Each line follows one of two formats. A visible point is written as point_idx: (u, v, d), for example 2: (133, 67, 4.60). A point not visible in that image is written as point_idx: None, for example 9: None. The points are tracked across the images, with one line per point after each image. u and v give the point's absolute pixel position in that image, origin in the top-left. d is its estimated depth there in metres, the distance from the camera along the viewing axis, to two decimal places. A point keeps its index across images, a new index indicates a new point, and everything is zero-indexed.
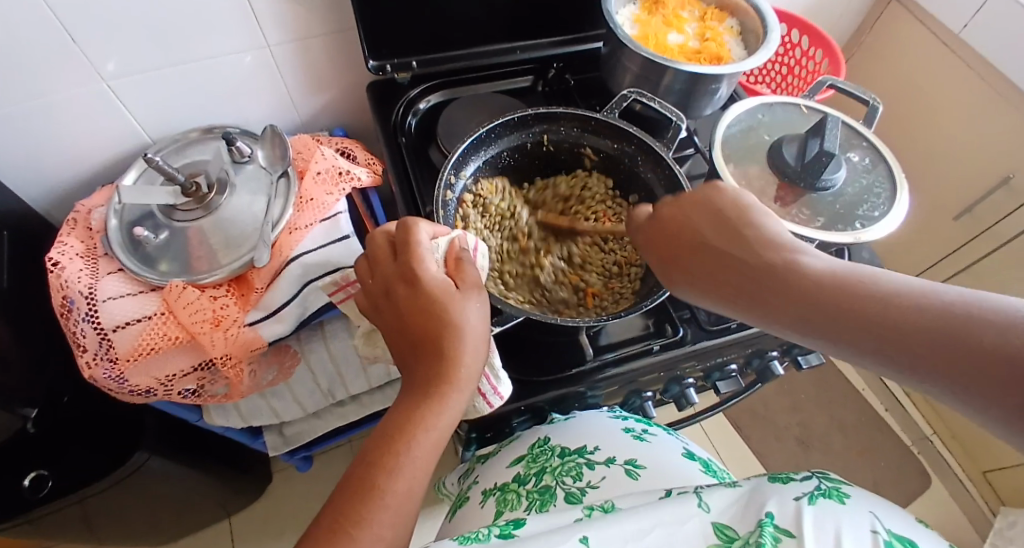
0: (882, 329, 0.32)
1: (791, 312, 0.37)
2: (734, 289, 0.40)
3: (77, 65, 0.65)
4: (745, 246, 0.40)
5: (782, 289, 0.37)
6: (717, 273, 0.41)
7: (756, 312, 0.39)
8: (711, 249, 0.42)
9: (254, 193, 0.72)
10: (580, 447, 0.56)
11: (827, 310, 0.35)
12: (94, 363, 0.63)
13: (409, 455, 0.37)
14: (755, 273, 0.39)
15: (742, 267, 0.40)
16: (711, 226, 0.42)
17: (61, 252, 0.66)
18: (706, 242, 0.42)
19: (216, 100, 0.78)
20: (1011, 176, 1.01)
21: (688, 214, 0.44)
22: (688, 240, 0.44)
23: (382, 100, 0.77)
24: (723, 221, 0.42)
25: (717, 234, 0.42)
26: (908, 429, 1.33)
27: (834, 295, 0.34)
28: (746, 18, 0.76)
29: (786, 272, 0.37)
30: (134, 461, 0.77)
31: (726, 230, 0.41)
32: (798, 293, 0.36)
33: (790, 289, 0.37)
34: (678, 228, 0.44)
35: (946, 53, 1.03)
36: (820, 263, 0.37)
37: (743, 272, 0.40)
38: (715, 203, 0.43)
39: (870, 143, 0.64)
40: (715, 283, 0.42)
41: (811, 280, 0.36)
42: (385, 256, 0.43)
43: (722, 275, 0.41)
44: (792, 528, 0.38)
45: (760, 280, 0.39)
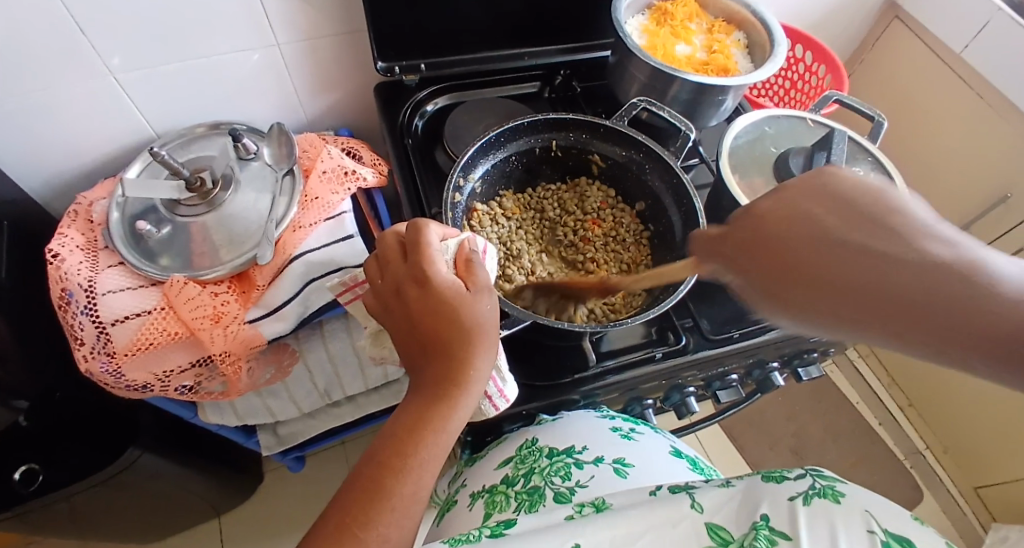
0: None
1: (974, 336, 0.29)
2: (875, 300, 0.31)
3: (85, 58, 0.65)
4: (891, 244, 0.31)
5: (958, 305, 0.29)
6: (840, 277, 0.32)
7: (919, 333, 0.30)
8: (838, 245, 0.32)
9: (259, 190, 0.71)
10: (569, 447, 0.55)
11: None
12: (90, 356, 0.62)
13: (416, 457, 0.37)
14: (913, 280, 0.30)
15: (889, 271, 0.31)
16: (834, 219, 0.33)
17: (61, 244, 0.66)
18: (832, 237, 0.33)
19: (223, 97, 0.78)
20: (1008, 196, 1.03)
21: (794, 204, 0.36)
22: (801, 237, 0.34)
23: (389, 102, 0.77)
24: (853, 214, 0.33)
25: (847, 228, 0.33)
26: (902, 443, 1.34)
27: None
28: (752, 31, 0.77)
29: (963, 281, 0.29)
30: (124, 459, 0.76)
31: (862, 224, 0.33)
32: (989, 311, 0.28)
33: (973, 306, 0.29)
34: (788, 220, 0.35)
35: (946, 71, 1.04)
36: (1003, 267, 0.29)
37: (895, 278, 0.30)
38: (837, 193, 0.34)
39: (875, 158, 0.64)
40: (837, 291, 0.32)
41: (1011, 297, 0.28)
42: (395, 256, 0.43)
43: (850, 283, 0.32)
44: (789, 530, 0.37)
45: (917, 291, 0.30)
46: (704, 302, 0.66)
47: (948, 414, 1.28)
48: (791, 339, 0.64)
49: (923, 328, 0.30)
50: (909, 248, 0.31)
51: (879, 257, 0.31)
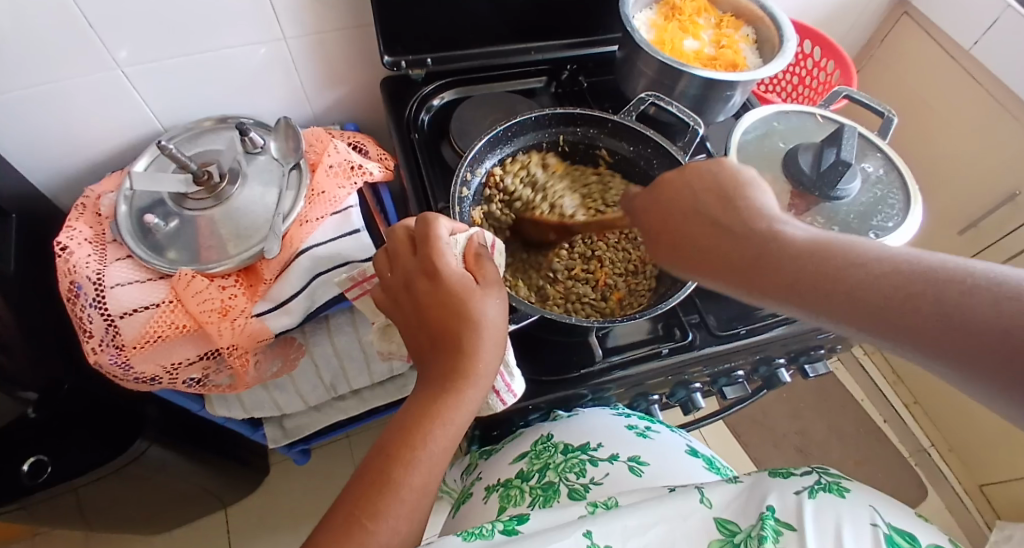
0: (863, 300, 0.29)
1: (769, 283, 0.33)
2: (716, 261, 0.37)
3: (93, 50, 0.65)
4: (733, 217, 0.36)
5: (765, 260, 0.34)
6: (694, 246, 0.38)
7: (753, 283, 0.34)
8: (696, 219, 0.38)
9: (266, 184, 0.72)
10: (583, 444, 0.56)
11: (817, 281, 0.31)
12: (98, 349, 0.62)
13: (426, 449, 0.37)
14: (739, 245, 0.35)
15: (723, 237, 0.36)
16: (703, 199, 0.38)
17: (69, 237, 0.66)
18: (696, 212, 0.38)
19: (229, 91, 0.78)
20: (1017, 194, 1.02)
21: (673, 187, 0.40)
22: (676, 218, 0.39)
23: (396, 96, 0.77)
24: (719, 193, 0.38)
25: (707, 204, 0.38)
26: (907, 441, 1.33)
27: (816, 263, 0.31)
28: (761, 26, 0.76)
29: (776, 244, 0.34)
30: (134, 449, 0.77)
31: (721, 202, 0.37)
32: (789, 263, 0.32)
33: (777, 261, 0.33)
34: (665, 202, 0.40)
35: (955, 67, 1.04)
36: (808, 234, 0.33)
37: (727, 243, 0.36)
38: (709, 172, 0.39)
39: (884, 154, 0.64)
40: (694, 256, 0.38)
41: (800, 253, 0.32)
42: (405, 250, 0.43)
43: (698, 249, 0.38)
44: (793, 521, 0.38)
45: (743, 252, 0.35)
46: (711, 299, 0.65)
47: (954, 412, 1.27)
48: (798, 336, 0.64)
49: (746, 281, 0.35)
50: (746, 221, 0.36)
51: (722, 229, 0.36)
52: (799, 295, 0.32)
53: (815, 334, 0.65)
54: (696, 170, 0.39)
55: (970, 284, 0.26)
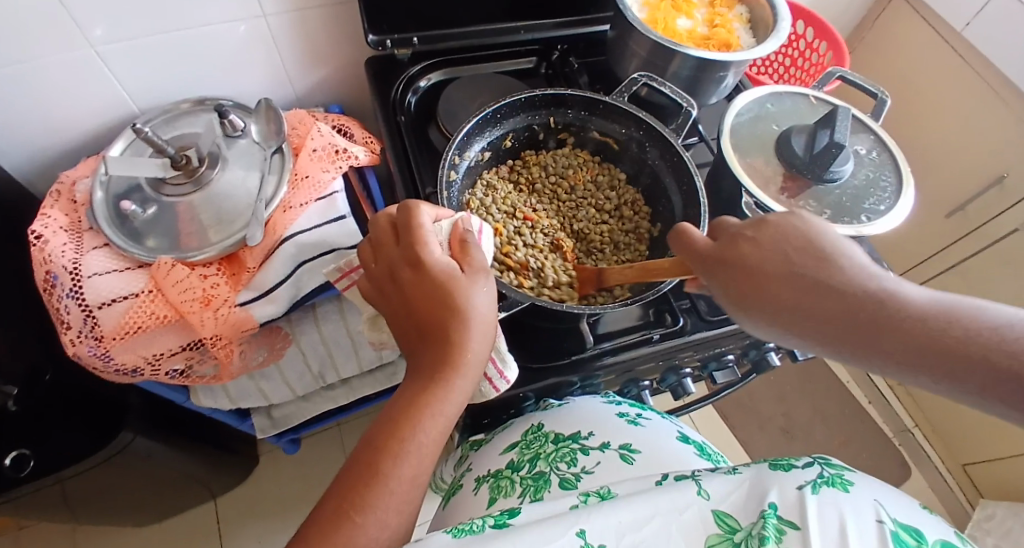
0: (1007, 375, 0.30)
1: (872, 340, 0.34)
2: (815, 318, 0.36)
3: (65, 31, 0.62)
4: (829, 278, 0.36)
5: (882, 323, 0.34)
6: (793, 300, 0.37)
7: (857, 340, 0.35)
8: (793, 277, 0.37)
9: (247, 168, 0.69)
10: (574, 433, 0.56)
11: (940, 351, 0.32)
12: (77, 340, 0.61)
13: (415, 440, 0.36)
14: (844, 306, 0.35)
15: (830, 299, 0.36)
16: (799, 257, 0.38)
17: (44, 225, 0.64)
18: (790, 271, 0.38)
19: (208, 71, 0.75)
20: (1005, 176, 1.02)
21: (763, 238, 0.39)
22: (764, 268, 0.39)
23: (381, 77, 0.75)
24: (809, 251, 0.38)
25: (801, 263, 0.38)
26: (891, 422, 1.35)
27: (939, 332, 0.32)
28: (755, 6, 0.75)
29: (887, 306, 0.34)
30: (119, 441, 0.76)
31: (814, 261, 0.37)
32: (890, 320, 0.34)
33: (888, 322, 0.34)
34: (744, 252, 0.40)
35: (946, 49, 1.03)
36: (924, 297, 0.34)
37: (829, 301, 0.36)
38: (793, 234, 0.39)
39: (877, 135, 0.63)
40: (788, 312, 0.37)
41: (921, 316, 0.33)
42: (389, 239, 0.42)
43: (800, 312, 0.37)
44: (797, 520, 0.37)
45: (850, 316, 0.35)
46: None
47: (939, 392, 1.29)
48: None
49: (854, 340, 0.35)
50: (842, 278, 0.36)
51: (826, 289, 0.36)
52: (926, 362, 0.32)
53: None
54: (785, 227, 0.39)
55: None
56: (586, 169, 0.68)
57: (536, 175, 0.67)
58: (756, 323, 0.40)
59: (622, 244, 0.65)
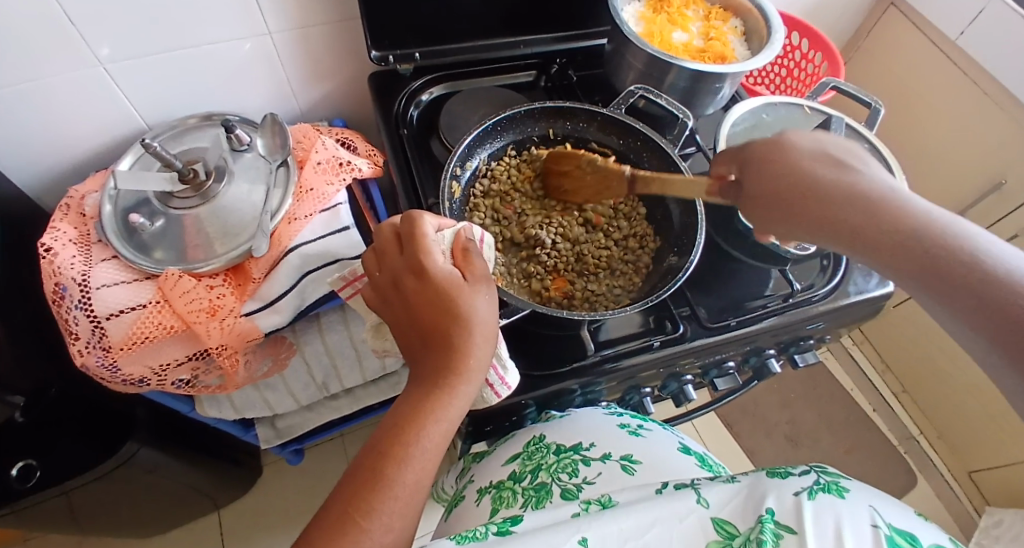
0: (964, 279, 0.33)
1: (863, 234, 0.38)
2: (816, 213, 0.40)
3: (76, 49, 0.64)
4: (844, 179, 0.40)
5: (877, 221, 0.37)
6: (803, 194, 0.41)
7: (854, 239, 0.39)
8: (811, 174, 0.41)
9: (253, 182, 0.71)
10: (576, 444, 0.56)
11: (916, 249, 0.35)
12: (85, 351, 0.62)
13: (418, 445, 0.37)
14: (848, 205, 0.39)
15: (835, 196, 0.39)
16: (820, 164, 0.41)
17: (53, 237, 0.65)
18: (811, 169, 0.41)
19: (215, 87, 0.77)
20: (1003, 181, 1.02)
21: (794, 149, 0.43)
22: (785, 173, 0.42)
23: (383, 91, 0.77)
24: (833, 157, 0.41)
25: (822, 163, 0.41)
26: (896, 429, 1.35)
27: (920, 236, 0.35)
28: (750, 18, 0.76)
29: (894, 217, 0.37)
30: (125, 451, 0.77)
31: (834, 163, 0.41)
32: (883, 221, 0.37)
33: (880, 220, 0.37)
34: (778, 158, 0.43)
35: (942, 57, 1.04)
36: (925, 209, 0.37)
37: (836, 197, 0.39)
38: (823, 145, 0.43)
39: (871, 144, 0.64)
40: (795, 204, 0.42)
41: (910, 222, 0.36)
42: (391, 248, 0.43)
43: (801, 206, 0.41)
44: (793, 524, 0.38)
45: (849, 212, 0.39)
46: (701, 291, 0.66)
47: (942, 399, 1.28)
48: (788, 327, 0.64)
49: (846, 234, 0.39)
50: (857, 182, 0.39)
51: (838, 186, 0.39)
52: (898, 260, 0.36)
53: (804, 323, 0.65)
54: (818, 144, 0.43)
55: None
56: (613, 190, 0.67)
57: None
58: (771, 224, 0.44)
59: (619, 271, 0.63)
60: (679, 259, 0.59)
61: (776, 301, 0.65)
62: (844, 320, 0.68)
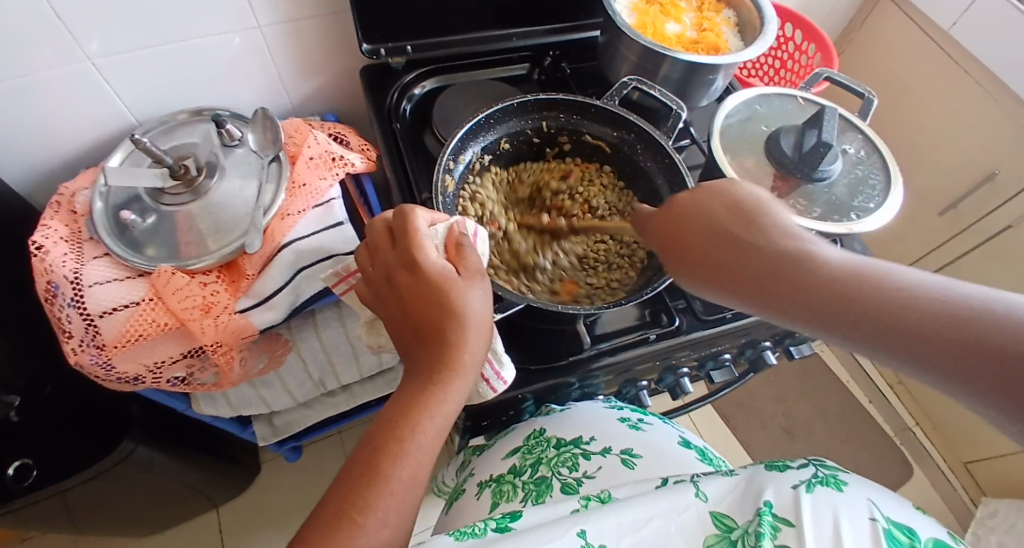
0: (900, 337, 0.29)
1: (788, 300, 0.35)
2: (739, 283, 0.37)
3: (63, 45, 0.63)
4: (755, 237, 0.37)
5: (796, 282, 0.34)
6: (716, 265, 0.38)
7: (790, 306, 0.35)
8: (719, 237, 0.39)
9: (245, 177, 0.70)
10: (576, 438, 0.56)
11: (841, 309, 0.32)
12: (79, 349, 0.61)
13: (414, 440, 0.37)
14: (766, 265, 0.36)
15: (752, 262, 0.36)
16: (724, 220, 0.39)
17: (44, 235, 0.64)
18: (720, 230, 0.39)
19: (205, 82, 0.76)
20: (996, 172, 1.03)
21: (698, 207, 0.40)
22: (699, 232, 0.40)
23: (376, 85, 0.76)
24: (736, 211, 0.39)
25: (727, 222, 0.38)
26: (890, 419, 1.36)
27: (844, 288, 0.32)
28: (742, 9, 0.76)
29: (820, 271, 0.33)
30: (121, 449, 0.77)
31: (741, 220, 0.38)
32: (811, 279, 0.34)
33: (812, 289, 0.33)
34: (686, 218, 0.41)
35: (935, 48, 1.04)
36: (840, 257, 0.34)
37: (750, 263, 0.37)
38: (730, 196, 0.39)
39: (865, 135, 0.64)
40: (718, 276, 0.39)
41: (829, 278, 0.33)
42: (384, 243, 0.42)
43: (726, 271, 0.38)
44: (792, 517, 0.38)
45: (774, 277, 0.35)
46: None
47: (936, 388, 1.29)
48: None
49: (770, 303, 0.36)
50: (769, 240, 0.37)
51: (749, 249, 0.37)
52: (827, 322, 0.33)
53: None
54: (717, 196, 0.40)
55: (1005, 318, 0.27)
56: (597, 194, 0.68)
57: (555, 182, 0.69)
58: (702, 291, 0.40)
59: (615, 264, 0.63)
60: None
61: None
62: None
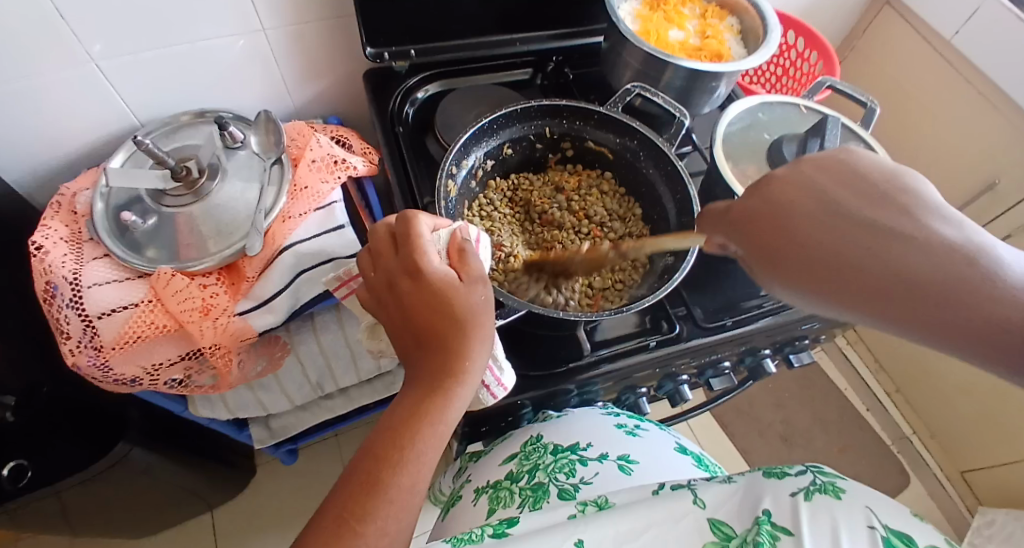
0: None
1: (925, 299, 0.32)
2: (857, 277, 0.34)
3: (67, 46, 0.63)
4: (901, 225, 0.33)
5: (943, 278, 0.31)
6: (847, 254, 0.34)
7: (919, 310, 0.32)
8: (855, 222, 0.34)
9: (247, 180, 0.70)
10: (572, 444, 0.56)
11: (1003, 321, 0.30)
12: (77, 351, 0.61)
13: (414, 448, 0.37)
14: (910, 257, 0.32)
15: (883, 248, 0.33)
16: (853, 199, 0.35)
17: (44, 236, 0.64)
18: (857, 215, 0.34)
19: (208, 84, 0.76)
20: (996, 182, 1.03)
21: (818, 186, 0.37)
22: (813, 215, 0.36)
23: (379, 89, 0.76)
24: (876, 195, 0.35)
25: (866, 206, 0.34)
26: (889, 428, 1.35)
27: (1008, 293, 0.30)
28: (746, 17, 0.76)
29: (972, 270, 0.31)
30: (117, 452, 0.76)
31: (880, 205, 0.34)
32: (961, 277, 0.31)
33: (960, 290, 0.31)
34: (797, 199, 0.37)
35: (936, 58, 1.04)
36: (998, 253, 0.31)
37: (893, 255, 0.33)
38: (867, 178, 0.36)
39: (867, 144, 0.64)
40: (832, 267, 0.35)
41: (995, 283, 0.30)
42: (387, 248, 0.42)
43: (848, 259, 0.34)
44: (790, 526, 0.38)
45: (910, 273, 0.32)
46: (697, 290, 0.66)
47: (935, 397, 1.29)
48: (783, 327, 0.64)
49: (906, 305, 0.32)
50: (916, 229, 0.33)
51: (895, 239, 0.33)
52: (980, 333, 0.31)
53: (799, 324, 0.65)
54: (840, 176, 0.37)
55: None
56: (595, 201, 0.68)
57: (549, 193, 0.69)
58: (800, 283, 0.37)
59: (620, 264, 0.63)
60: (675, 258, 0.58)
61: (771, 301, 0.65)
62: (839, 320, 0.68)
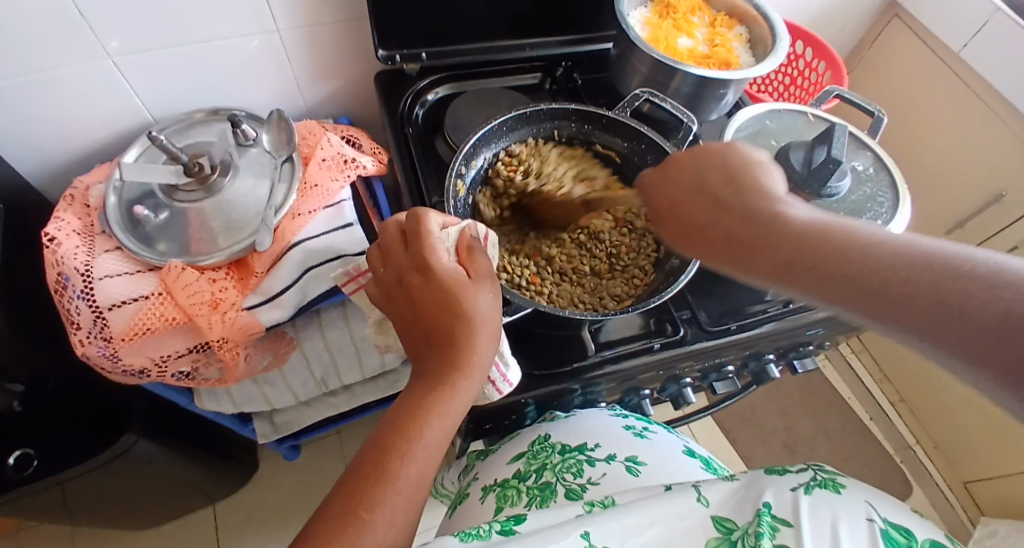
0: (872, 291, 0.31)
1: (764, 261, 0.36)
2: (723, 246, 0.39)
3: (84, 41, 0.64)
4: (741, 197, 0.39)
5: (771, 242, 0.36)
6: (704, 226, 0.40)
7: (763, 270, 0.37)
8: (708, 198, 0.40)
9: (258, 176, 0.71)
10: (581, 444, 0.56)
11: (794, 261, 0.35)
12: (86, 341, 0.61)
13: (422, 440, 0.37)
14: (750, 229, 0.37)
15: (734, 222, 0.38)
16: (715, 181, 0.40)
17: (58, 227, 0.65)
18: (710, 190, 0.40)
19: (222, 82, 0.77)
20: (1003, 195, 1.03)
21: (692, 165, 0.42)
22: (689, 196, 0.41)
23: (389, 90, 0.77)
24: (727, 172, 0.40)
25: (716, 182, 0.40)
26: (893, 439, 1.34)
27: (817, 251, 0.34)
28: (754, 26, 0.77)
29: (785, 233, 0.36)
30: (121, 444, 0.76)
31: (729, 184, 0.39)
32: (781, 241, 0.36)
33: (778, 249, 0.36)
34: (681, 181, 0.42)
35: (945, 70, 1.04)
36: (813, 219, 0.35)
37: (732, 223, 0.38)
38: (720, 155, 0.41)
39: (873, 153, 0.64)
40: (709, 242, 0.40)
41: (802, 235, 0.35)
42: (397, 245, 0.43)
43: (715, 235, 0.39)
44: (790, 518, 0.38)
45: (748, 242, 0.37)
46: (702, 294, 0.66)
47: (940, 408, 1.29)
48: (787, 332, 0.64)
49: (746, 262, 0.38)
50: (750, 200, 0.38)
51: (737, 209, 0.38)
52: (796, 275, 0.35)
53: (803, 330, 0.65)
54: (708, 156, 0.41)
55: (970, 270, 0.28)
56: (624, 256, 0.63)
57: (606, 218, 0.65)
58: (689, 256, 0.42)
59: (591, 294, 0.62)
60: (681, 262, 0.58)
61: (776, 307, 0.65)
62: (844, 327, 0.68)
